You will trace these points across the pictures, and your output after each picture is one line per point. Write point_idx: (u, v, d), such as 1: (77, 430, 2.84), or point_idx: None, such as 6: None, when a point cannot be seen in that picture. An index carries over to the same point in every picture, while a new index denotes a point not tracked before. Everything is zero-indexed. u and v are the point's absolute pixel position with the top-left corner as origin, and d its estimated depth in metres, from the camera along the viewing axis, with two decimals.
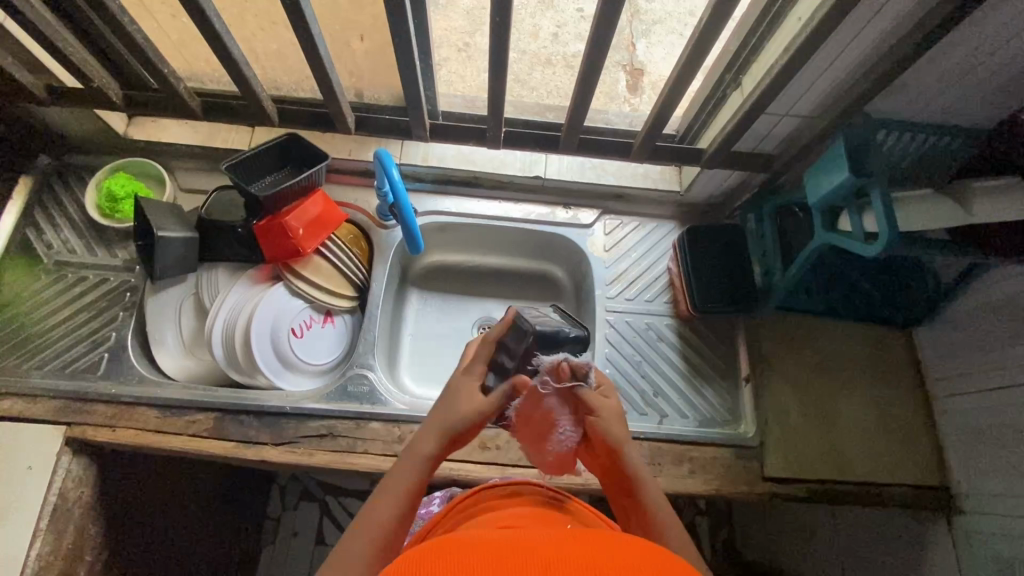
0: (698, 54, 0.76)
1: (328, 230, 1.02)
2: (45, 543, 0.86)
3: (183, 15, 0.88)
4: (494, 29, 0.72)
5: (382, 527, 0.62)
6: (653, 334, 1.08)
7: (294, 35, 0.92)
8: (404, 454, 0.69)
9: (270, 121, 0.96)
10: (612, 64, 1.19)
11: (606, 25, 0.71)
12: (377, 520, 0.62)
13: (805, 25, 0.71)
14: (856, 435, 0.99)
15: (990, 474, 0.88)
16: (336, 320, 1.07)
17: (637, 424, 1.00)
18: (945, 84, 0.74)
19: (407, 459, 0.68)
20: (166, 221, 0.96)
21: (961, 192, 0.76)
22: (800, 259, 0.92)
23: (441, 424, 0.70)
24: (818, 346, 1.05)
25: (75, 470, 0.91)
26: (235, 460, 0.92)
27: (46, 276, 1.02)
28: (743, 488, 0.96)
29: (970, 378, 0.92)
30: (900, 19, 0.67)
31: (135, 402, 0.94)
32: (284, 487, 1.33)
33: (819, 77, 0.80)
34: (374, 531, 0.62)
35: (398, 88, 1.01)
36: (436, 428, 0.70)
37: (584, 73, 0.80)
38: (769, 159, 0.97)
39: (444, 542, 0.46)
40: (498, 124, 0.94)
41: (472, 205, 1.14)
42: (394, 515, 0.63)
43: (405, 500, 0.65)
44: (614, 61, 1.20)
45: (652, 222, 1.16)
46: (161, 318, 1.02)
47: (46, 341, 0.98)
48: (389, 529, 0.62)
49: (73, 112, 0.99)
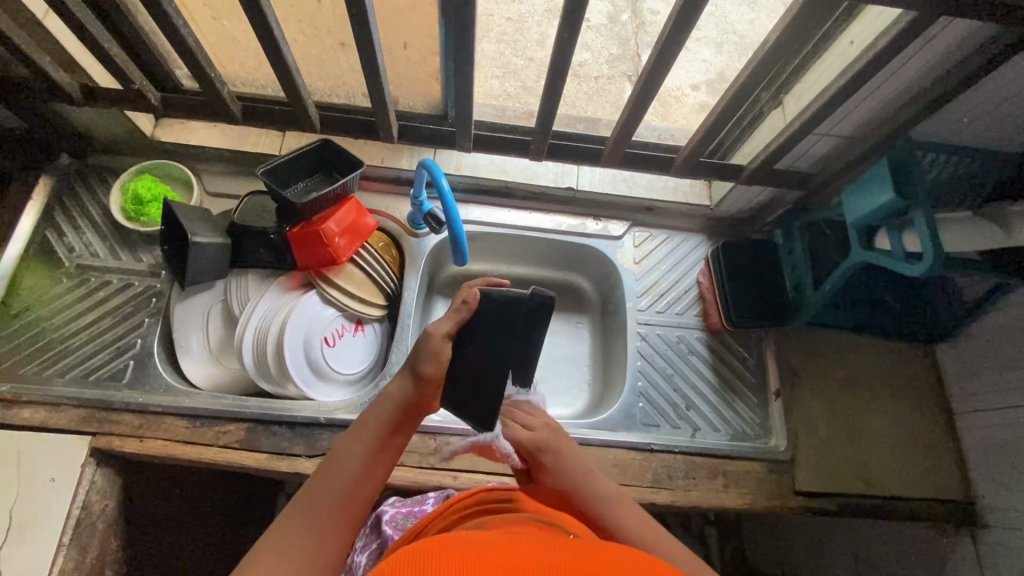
0: (754, 76, 0.77)
1: (362, 239, 1.01)
2: (69, 559, 0.82)
3: (224, 16, 0.86)
4: (560, 43, 0.72)
5: (355, 470, 0.64)
6: (685, 347, 1.09)
7: (336, 40, 0.90)
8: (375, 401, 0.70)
9: (310, 125, 0.96)
10: (619, 74, 1.25)
11: (670, 46, 0.71)
12: (349, 462, 0.64)
13: (864, 48, 0.72)
14: (880, 448, 1.01)
15: (1014, 489, 0.90)
16: (366, 328, 1.05)
17: (670, 438, 1.00)
18: (990, 113, 0.76)
19: (378, 403, 0.69)
20: (198, 225, 0.93)
21: (1000, 216, 0.78)
22: (835, 276, 0.94)
23: (410, 366, 0.70)
24: (844, 360, 1.07)
25: (99, 481, 0.88)
26: (267, 471, 0.90)
27: (67, 280, 0.99)
28: (776, 502, 0.97)
29: (994, 396, 0.94)
30: (948, 52, 0.69)
31: (163, 412, 0.91)
32: (291, 497, 1.27)
33: (860, 103, 0.82)
34: (339, 477, 0.63)
35: (436, 97, 1.01)
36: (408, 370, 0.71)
37: (639, 89, 0.80)
38: (805, 176, 0.97)
39: (440, 541, 0.46)
40: (543, 137, 0.94)
41: (504, 215, 1.14)
42: (361, 461, 0.64)
43: (376, 446, 0.66)
44: (621, 72, 1.25)
45: (680, 234, 1.17)
46: (187, 324, 0.99)
47: (68, 347, 0.95)
48: (358, 476, 0.63)
49: (100, 113, 0.96)
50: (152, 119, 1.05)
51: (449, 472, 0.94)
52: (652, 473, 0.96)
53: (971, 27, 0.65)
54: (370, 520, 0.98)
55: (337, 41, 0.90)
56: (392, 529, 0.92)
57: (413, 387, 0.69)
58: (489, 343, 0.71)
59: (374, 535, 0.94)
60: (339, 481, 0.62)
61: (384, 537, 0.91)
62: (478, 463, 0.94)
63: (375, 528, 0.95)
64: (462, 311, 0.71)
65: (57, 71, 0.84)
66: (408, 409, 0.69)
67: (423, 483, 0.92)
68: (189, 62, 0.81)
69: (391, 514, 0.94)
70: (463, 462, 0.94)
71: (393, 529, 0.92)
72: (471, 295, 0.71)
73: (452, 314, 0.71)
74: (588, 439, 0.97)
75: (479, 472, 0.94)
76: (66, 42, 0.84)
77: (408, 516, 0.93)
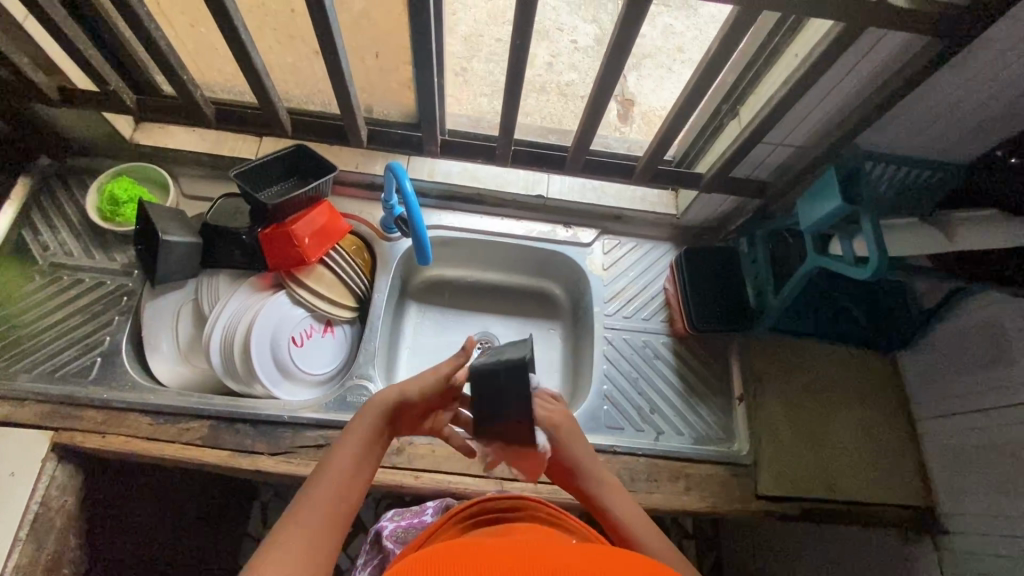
0: (703, 84, 0.81)
1: (333, 241, 1.02)
2: (24, 553, 0.82)
3: (201, 24, 0.90)
4: (515, 49, 0.76)
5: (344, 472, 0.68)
6: (650, 351, 1.11)
7: (311, 48, 0.93)
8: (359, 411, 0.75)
9: (282, 129, 0.99)
10: None
11: (619, 52, 0.75)
12: (339, 464, 0.69)
13: (804, 59, 0.76)
14: (844, 454, 1.01)
15: (974, 494, 0.91)
16: (335, 330, 1.07)
17: (634, 441, 1.01)
18: (930, 123, 0.79)
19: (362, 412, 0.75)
20: (170, 225, 0.95)
21: (944, 223, 0.81)
22: (793, 281, 0.96)
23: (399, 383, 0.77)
24: (808, 366, 1.08)
25: (59, 476, 0.88)
26: (229, 469, 0.91)
27: (40, 277, 1.00)
28: (738, 506, 0.97)
29: (953, 401, 0.95)
30: (881, 66, 0.73)
31: (128, 409, 0.92)
32: (266, 504, 1.27)
33: (807, 114, 0.85)
34: (333, 482, 0.66)
35: (409, 105, 1.04)
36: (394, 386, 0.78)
37: (595, 94, 0.83)
38: (764, 185, 1.01)
39: (412, 560, 0.45)
40: (509, 142, 0.98)
41: (476, 221, 1.16)
42: (351, 466, 0.69)
43: (362, 453, 0.71)
44: None
45: (648, 243, 1.19)
46: (157, 323, 1.00)
47: (36, 343, 0.96)
48: (348, 476, 0.68)
49: (81, 115, 1.00)
50: (131, 123, 1.08)
51: (411, 472, 0.94)
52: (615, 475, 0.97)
53: (900, 40, 0.68)
54: (369, 537, 1.00)
55: (311, 48, 0.93)
56: (394, 543, 0.93)
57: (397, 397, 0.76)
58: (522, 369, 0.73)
59: (375, 551, 0.95)
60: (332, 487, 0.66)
61: (386, 551, 0.93)
62: (442, 463, 0.95)
63: (375, 544, 0.96)
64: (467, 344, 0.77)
65: (35, 72, 0.87)
66: (391, 419, 0.76)
67: (383, 482, 0.93)
68: (162, 64, 0.85)
69: (389, 529, 0.96)
70: (425, 462, 0.95)
71: (394, 542, 0.94)
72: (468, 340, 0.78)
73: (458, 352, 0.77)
74: None
75: (441, 471, 0.95)
76: (46, 46, 0.88)
77: (408, 529, 0.95)
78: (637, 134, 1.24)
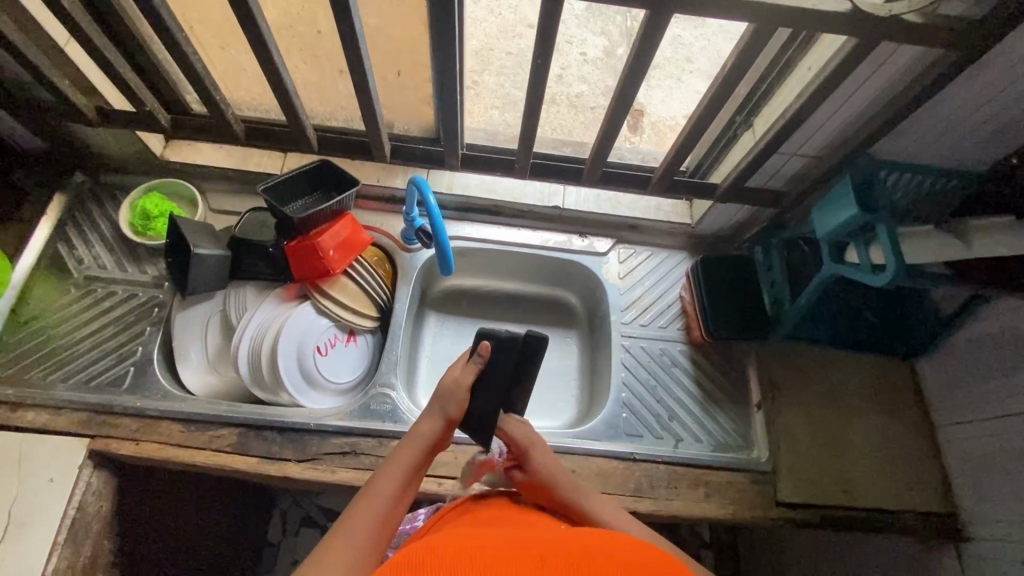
0: (718, 97, 0.83)
1: (355, 252, 1.05)
2: (63, 558, 0.84)
3: (232, 47, 0.94)
4: (536, 68, 0.79)
5: (387, 498, 0.67)
6: (668, 359, 1.12)
7: (336, 68, 0.97)
8: (405, 438, 0.76)
9: (309, 145, 1.02)
10: None
11: (636, 70, 0.78)
12: (383, 489, 0.68)
13: (817, 73, 0.78)
14: (861, 460, 1.02)
15: (996, 500, 0.90)
16: (358, 339, 1.09)
17: (652, 448, 1.02)
18: (942, 135, 0.81)
19: (407, 440, 0.76)
20: (201, 238, 0.99)
21: (960, 228, 0.81)
22: (810, 288, 0.97)
23: (439, 408, 0.78)
24: (825, 372, 1.09)
25: (95, 483, 0.90)
26: (257, 476, 0.93)
27: (74, 290, 1.04)
28: (757, 512, 0.98)
29: (972, 407, 0.96)
30: (892, 79, 0.75)
31: (160, 417, 0.95)
32: (285, 511, 1.28)
33: (820, 125, 0.87)
34: (376, 504, 0.66)
35: (429, 121, 1.07)
36: (436, 413, 0.78)
37: (612, 109, 0.86)
38: (778, 195, 1.02)
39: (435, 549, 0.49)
40: (526, 156, 1.00)
41: (493, 231, 1.19)
42: (395, 489, 0.69)
43: (406, 474, 0.71)
44: None
45: (663, 252, 1.21)
46: (187, 333, 1.03)
47: (72, 354, 0.99)
48: (390, 503, 0.67)
49: (114, 135, 1.04)
50: (161, 141, 1.12)
51: (435, 479, 0.94)
52: (634, 482, 0.98)
53: (910, 55, 0.71)
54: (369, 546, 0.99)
55: (336, 69, 0.97)
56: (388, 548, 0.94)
57: (441, 426, 0.77)
58: (512, 365, 0.81)
59: None
60: (373, 510, 0.65)
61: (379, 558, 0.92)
62: None
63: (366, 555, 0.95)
64: (480, 361, 0.81)
65: (77, 95, 0.92)
66: (432, 448, 0.77)
67: None
68: (197, 85, 0.88)
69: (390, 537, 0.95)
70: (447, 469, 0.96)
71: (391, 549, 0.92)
72: (483, 346, 0.81)
73: (472, 365, 0.81)
74: (573, 447, 0.99)
75: None
76: (85, 69, 0.92)
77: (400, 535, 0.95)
78: (647, 143, 1.27)
